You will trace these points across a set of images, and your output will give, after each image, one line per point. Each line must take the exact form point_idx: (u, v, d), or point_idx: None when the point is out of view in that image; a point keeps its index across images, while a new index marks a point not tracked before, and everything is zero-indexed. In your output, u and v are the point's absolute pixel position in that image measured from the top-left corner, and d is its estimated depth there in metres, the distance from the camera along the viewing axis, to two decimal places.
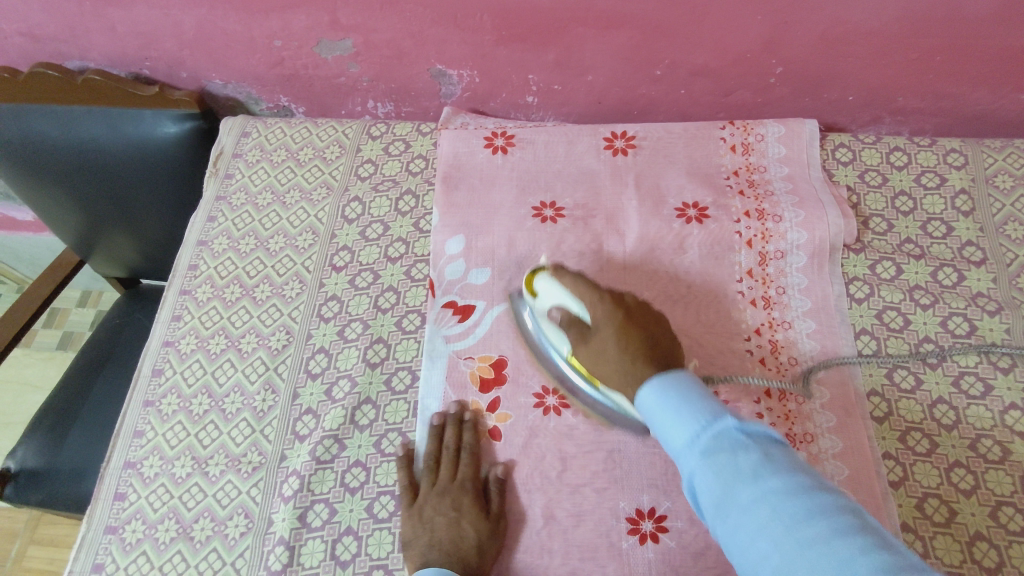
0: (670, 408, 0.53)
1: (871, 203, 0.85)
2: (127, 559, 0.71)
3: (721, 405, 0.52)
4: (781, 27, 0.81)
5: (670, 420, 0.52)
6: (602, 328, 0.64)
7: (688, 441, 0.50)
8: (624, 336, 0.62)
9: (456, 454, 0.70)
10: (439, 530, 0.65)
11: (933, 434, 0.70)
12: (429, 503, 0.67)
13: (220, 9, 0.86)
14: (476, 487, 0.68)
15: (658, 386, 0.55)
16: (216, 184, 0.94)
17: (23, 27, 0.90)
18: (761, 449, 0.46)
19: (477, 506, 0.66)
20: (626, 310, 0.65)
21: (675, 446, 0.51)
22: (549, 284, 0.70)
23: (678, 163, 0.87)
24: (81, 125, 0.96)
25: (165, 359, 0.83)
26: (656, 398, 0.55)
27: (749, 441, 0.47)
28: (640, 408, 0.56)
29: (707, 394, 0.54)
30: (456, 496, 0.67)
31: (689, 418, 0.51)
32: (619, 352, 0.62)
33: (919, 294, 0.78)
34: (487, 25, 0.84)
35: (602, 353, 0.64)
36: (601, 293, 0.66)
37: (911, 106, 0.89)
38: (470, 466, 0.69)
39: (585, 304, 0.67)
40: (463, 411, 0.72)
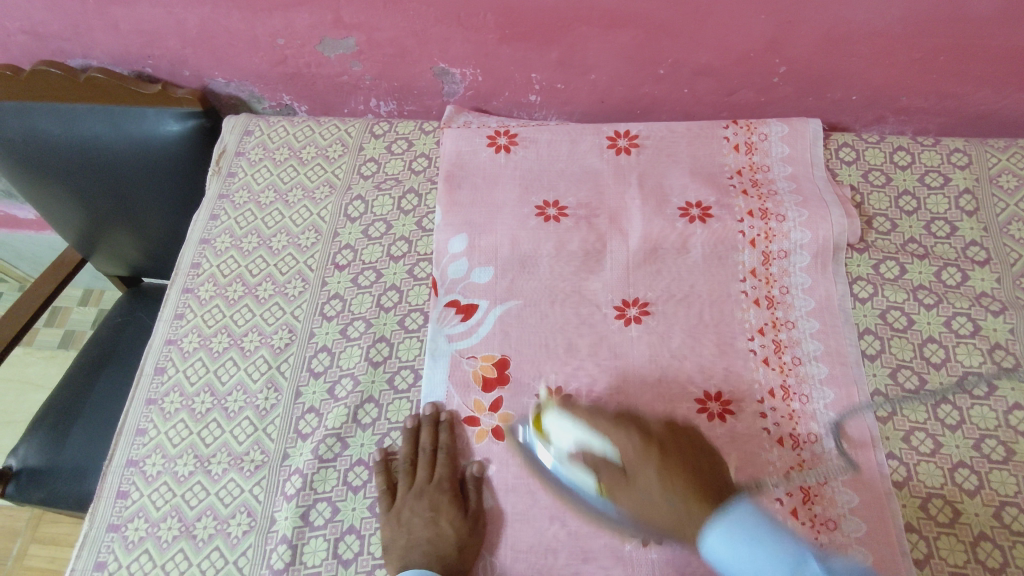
0: (747, 552, 0.53)
1: (874, 202, 0.85)
2: (129, 557, 0.71)
3: (794, 538, 0.53)
4: (785, 27, 0.81)
5: (749, 562, 0.53)
6: (643, 467, 0.61)
7: None
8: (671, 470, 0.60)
9: (433, 454, 0.71)
10: (417, 531, 0.67)
11: (938, 434, 0.70)
12: (407, 505, 0.68)
13: (224, 7, 0.86)
14: (453, 485, 0.69)
15: (721, 526, 0.55)
16: (219, 182, 0.94)
17: (26, 25, 0.90)
18: None
19: (454, 505, 0.67)
20: (657, 442, 0.63)
21: None
22: (563, 422, 0.65)
23: (681, 162, 0.87)
24: (84, 123, 0.96)
25: (168, 358, 0.82)
26: (722, 542, 0.54)
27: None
28: (707, 553, 0.56)
29: (776, 523, 0.55)
30: (433, 496, 0.68)
31: (772, 565, 0.52)
32: (670, 494, 0.59)
33: (923, 294, 0.78)
34: (491, 24, 0.84)
35: (655, 496, 0.59)
36: (628, 429, 0.63)
37: (915, 106, 0.89)
38: (446, 465, 0.70)
39: (612, 442, 0.63)
40: (437, 412, 0.73)
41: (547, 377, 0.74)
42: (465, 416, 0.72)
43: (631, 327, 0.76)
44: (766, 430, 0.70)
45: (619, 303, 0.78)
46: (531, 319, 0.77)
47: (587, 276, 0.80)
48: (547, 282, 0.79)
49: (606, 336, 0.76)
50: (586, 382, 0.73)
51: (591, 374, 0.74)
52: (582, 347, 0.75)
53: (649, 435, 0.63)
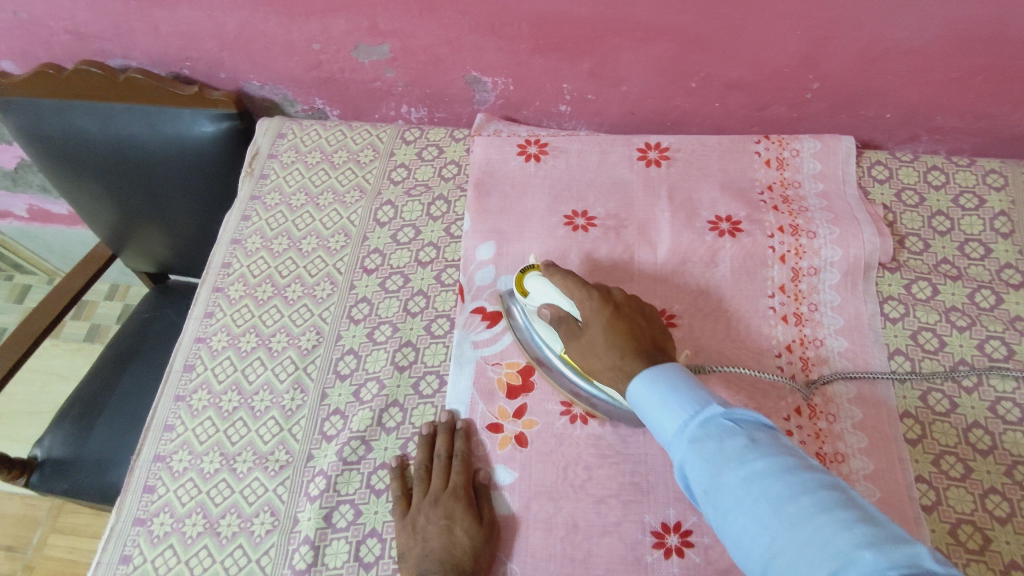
0: (659, 400, 0.56)
1: (907, 221, 0.84)
2: (154, 551, 0.72)
3: (707, 393, 0.56)
4: (821, 42, 0.80)
5: (660, 409, 0.56)
6: (593, 321, 0.65)
7: (680, 431, 0.54)
8: (615, 330, 0.64)
9: (447, 461, 0.70)
10: (432, 539, 0.65)
11: (968, 458, 0.69)
12: (422, 513, 0.68)
13: (262, 12, 0.87)
14: (467, 494, 0.68)
15: (647, 374, 0.59)
16: (252, 183, 0.95)
17: (69, 25, 0.92)
18: (745, 433, 0.50)
19: (468, 513, 0.66)
20: (614, 305, 0.66)
21: (668, 435, 0.55)
22: (542, 282, 0.69)
23: (711, 176, 0.86)
24: (122, 122, 0.97)
25: (197, 356, 0.83)
26: (643, 389, 0.58)
27: (734, 428, 0.51)
28: (631, 403, 0.60)
29: (690, 381, 0.58)
30: (447, 504, 0.67)
31: (678, 408, 0.55)
32: (609, 352, 0.63)
33: (956, 316, 0.77)
34: (525, 34, 0.85)
35: (595, 349, 0.64)
36: (592, 289, 0.67)
37: (950, 125, 0.88)
38: (460, 473, 0.69)
39: (575, 301, 0.67)
40: (454, 420, 0.73)
41: None
42: (490, 422, 0.72)
43: None
44: None
45: None
46: None
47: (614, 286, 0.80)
48: None
49: None
50: None
51: None
52: None
53: (610, 298, 0.67)
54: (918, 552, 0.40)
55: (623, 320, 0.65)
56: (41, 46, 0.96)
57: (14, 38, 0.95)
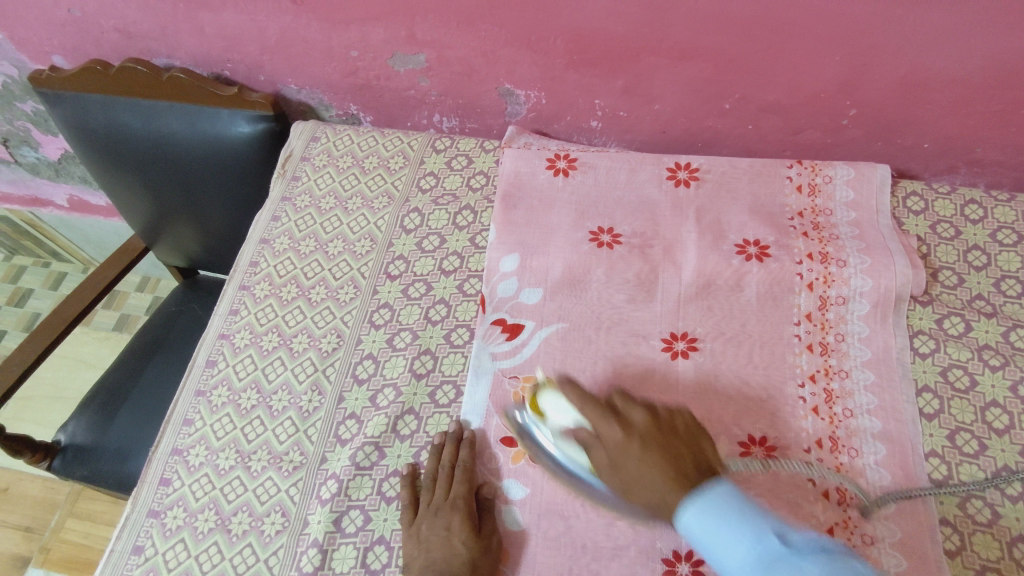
0: (716, 533, 0.51)
1: (941, 255, 0.82)
2: (165, 544, 0.72)
3: (767, 517, 0.50)
4: (860, 69, 0.79)
5: (718, 543, 0.50)
6: (622, 453, 0.58)
7: (742, 564, 0.48)
8: (647, 455, 0.57)
9: (450, 471, 0.70)
10: (433, 550, 0.65)
11: (996, 504, 0.66)
12: (425, 523, 0.67)
13: (304, 18, 0.89)
14: (467, 504, 0.68)
15: (695, 503, 0.53)
16: (283, 184, 0.97)
17: (119, 24, 0.95)
18: (818, 564, 0.45)
19: (466, 522, 0.66)
20: (640, 432, 0.59)
21: (731, 565, 0.49)
22: (557, 402, 0.65)
23: (740, 199, 0.85)
24: (163, 119, 1.00)
25: (219, 352, 0.85)
26: (700, 523, 0.52)
27: (805, 561, 0.46)
28: (684, 533, 0.53)
29: (744, 501, 0.52)
30: (447, 514, 0.67)
31: (737, 536, 0.49)
32: (649, 486, 0.56)
33: (989, 354, 0.74)
34: (560, 48, 0.85)
35: (635, 486, 0.57)
36: (609, 415, 0.60)
37: (990, 158, 0.86)
38: (462, 483, 0.69)
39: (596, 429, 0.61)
40: (461, 431, 0.73)
41: None
42: (504, 435, 0.72)
43: (678, 362, 0.75)
44: (812, 482, 0.68)
45: (667, 336, 0.77)
46: (577, 344, 0.77)
47: (636, 306, 0.79)
48: (596, 309, 0.79)
49: (651, 369, 0.75)
50: None
51: None
52: (626, 377, 0.74)
53: (632, 426, 0.59)
54: None
55: (654, 445, 0.58)
56: (92, 43, 0.99)
57: (67, 34, 0.99)
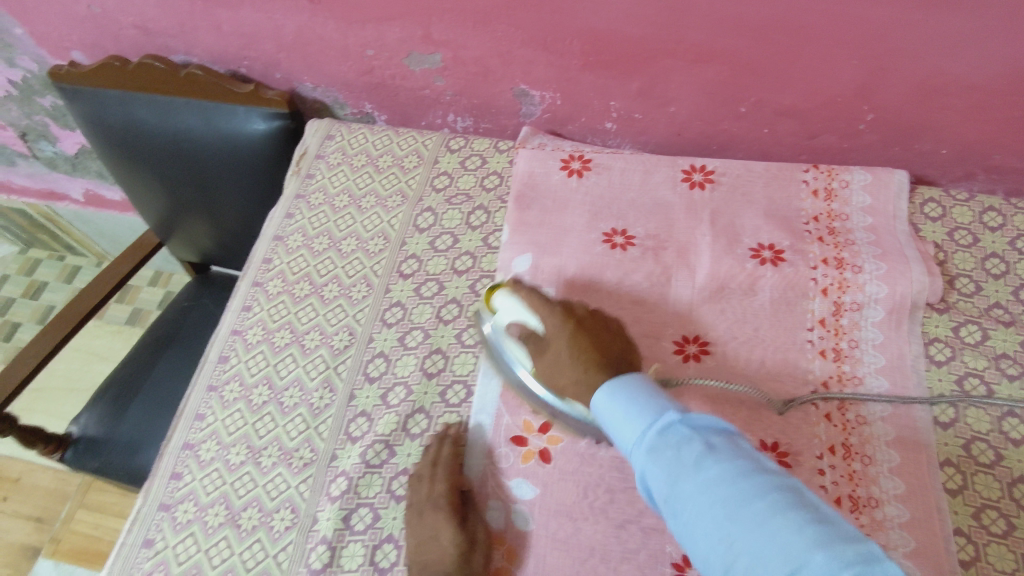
0: (621, 409, 0.54)
1: (958, 262, 0.81)
2: (176, 538, 0.73)
3: (668, 400, 0.53)
4: (877, 73, 0.79)
5: (622, 420, 0.54)
6: (556, 336, 0.64)
7: (635, 438, 0.51)
8: (577, 340, 0.63)
9: (432, 470, 0.70)
10: (423, 551, 0.65)
11: (1012, 514, 0.66)
12: (413, 524, 0.67)
13: (321, 17, 0.89)
14: (450, 501, 0.67)
15: (609, 384, 0.57)
16: (297, 182, 0.97)
17: (137, 20, 0.96)
18: (702, 438, 0.48)
19: (451, 518, 0.65)
20: (576, 320, 0.65)
21: (627, 442, 0.52)
22: (507, 299, 0.70)
23: (756, 203, 0.85)
24: (178, 115, 1.00)
25: (232, 348, 0.85)
26: (607, 402, 0.55)
27: (692, 434, 0.49)
28: (595, 412, 0.57)
29: (652, 390, 0.55)
30: (430, 514, 0.66)
31: (636, 414, 0.52)
32: (572, 362, 0.62)
33: (1006, 363, 0.74)
34: (576, 49, 0.85)
35: (559, 364, 0.63)
36: (555, 305, 0.66)
37: (1010, 165, 0.85)
38: (443, 481, 0.68)
39: (540, 318, 0.67)
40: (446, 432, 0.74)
41: None
42: (514, 434, 0.71)
43: (690, 365, 0.75)
44: (823, 488, 0.67)
45: (679, 339, 0.76)
46: None
47: (648, 308, 0.78)
48: (608, 309, 0.79)
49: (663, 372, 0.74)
50: None
51: None
52: None
53: (571, 313, 0.66)
54: (870, 550, 0.38)
55: (585, 332, 0.64)
56: (110, 40, 1.00)
57: (86, 31, 0.99)
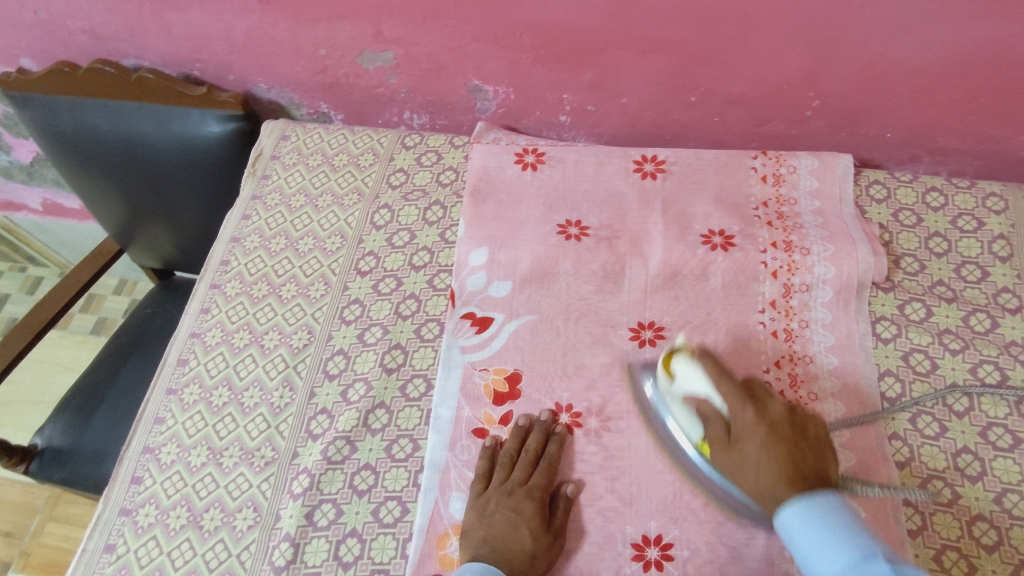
0: (817, 535, 0.54)
1: (903, 242, 0.84)
2: (137, 541, 0.73)
3: (874, 541, 0.53)
4: (820, 60, 0.81)
5: (817, 546, 0.54)
6: (747, 434, 0.61)
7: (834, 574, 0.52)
8: (771, 451, 0.59)
9: (535, 459, 0.69)
10: (496, 528, 0.65)
11: (956, 484, 0.68)
12: (494, 499, 0.67)
13: (271, 17, 0.89)
14: (543, 495, 0.67)
15: (804, 506, 0.56)
16: (254, 183, 0.97)
17: (86, 25, 0.95)
18: None
19: (538, 518, 0.65)
20: (772, 420, 0.61)
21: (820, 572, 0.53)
22: (690, 370, 0.66)
23: (706, 190, 0.87)
24: (131, 120, 0.99)
25: (191, 351, 0.85)
26: (800, 516, 0.55)
27: None
28: (778, 527, 0.57)
29: (852, 518, 0.55)
30: (520, 499, 0.67)
31: (837, 548, 0.53)
32: (764, 467, 0.59)
33: (949, 338, 0.76)
34: (526, 43, 0.86)
35: (745, 465, 0.60)
36: (748, 400, 0.62)
37: (951, 147, 0.88)
38: (544, 475, 0.68)
39: (728, 405, 0.63)
40: (553, 421, 0.72)
41: (557, 394, 0.74)
42: (475, 426, 0.73)
43: (645, 351, 0.76)
44: None
45: (634, 326, 0.78)
46: (546, 336, 0.77)
47: (605, 298, 0.80)
48: (564, 300, 0.80)
49: (619, 358, 0.76)
50: (596, 403, 0.73)
51: (604, 395, 0.74)
52: (594, 367, 0.75)
53: (766, 412, 0.61)
54: None
55: (784, 441, 0.60)
56: (59, 46, 0.99)
57: (34, 37, 0.98)
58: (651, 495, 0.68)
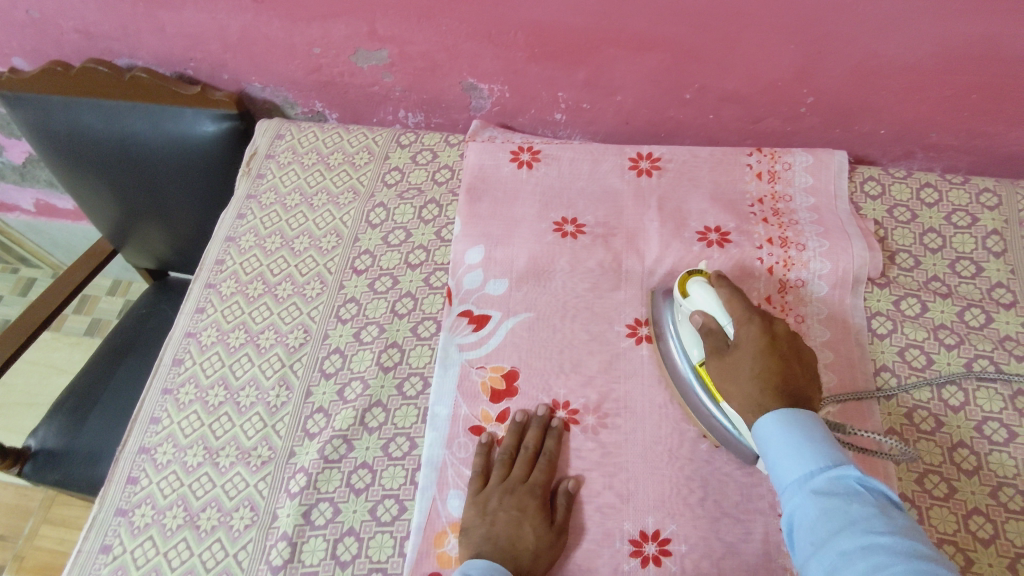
0: (789, 442, 0.56)
1: (898, 238, 0.84)
2: (134, 542, 0.72)
3: (841, 453, 0.55)
4: (814, 57, 0.81)
5: (787, 453, 0.55)
6: (746, 344, 0.63)
7: (800, 479, 0.54)
8: (765, 363, 0.61)
9: (534, 456, 0.70)
10: (498, 526, 0.65)
11: (952, 478, 0.68)
12: (495, 496, 0.67)
13: (265, 15, 0.89)
14: (544, 493, 0.68)
15: (784, 415, 0.57)
16: (248, 183, 0.97)
17: (78, 25, 0.94)
18: (875, 504, 0.49)
19: (540, 515, 0.65)
20: (773, 337, 0.63)
21: (786, 478, 0.55)
22: (704, 288, 0.68)
23: (702, 187, 0.87)
24: (125, 119, 0.99)
25: (186, 350, 0.84)
26: (776, 427, 0.57)
27: (864, 496, 0.50)
28: (755, 433, 0.59)
29: (825, 434, 0.56)
30: (522, 497, 0.67)
31: (807, 457, 0.54)
32: (753, 375, 0.61)
33: (944, 333, 0.76)
34: (521, 41, 0.86)
35: (738, 372, 0.62)
36: (756, 317, 0.64)
37: (945, 143, 0.88)
38: (544, 472, 0.68)
39: (735, 320, 0.65)
40: (550, 416, 0.72)
41: (555, 391, 0.74)
42: (473, 424, 0.73)
43: (642, 347, 0.76)
44: None
45: (631, 323, 0.78)
46: (543, 333, 0.77)
47: (601, 295, 0.80)
48: (561, 297, 0.80)
49: (616, 355, 0.76)
50: (594, 399, 0.73)
51: (601, 391, 0.74)
52: (591, 364, 0.75)
53: (771, 329, 0.63)
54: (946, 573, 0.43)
55: (776, 355, 0.62)
56: (52, 45, 0.99)
57: (25, 36, 0.98)
58: (649, 492, 0.68)
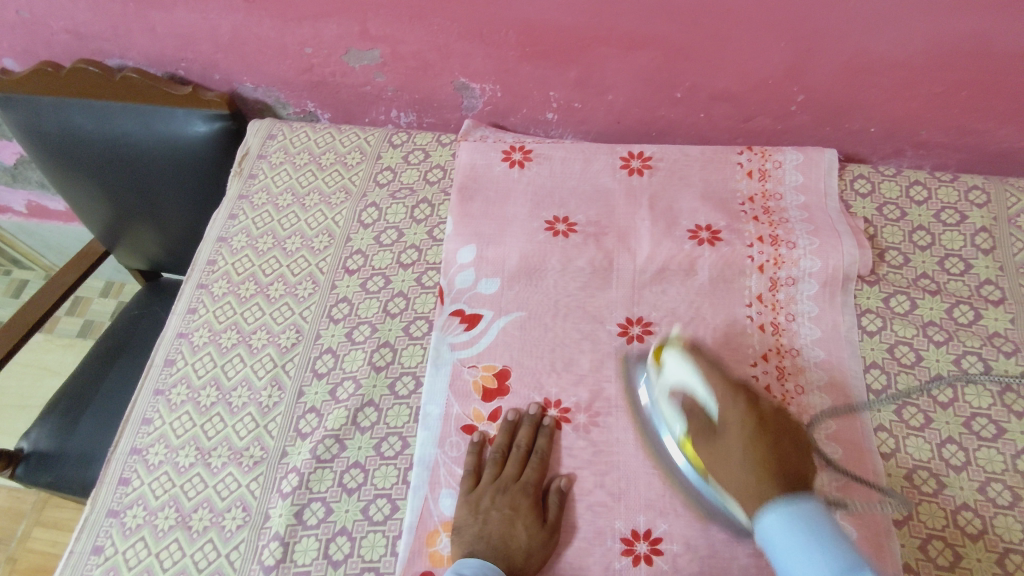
0: (799, 543, 0.52)
1: (888, 235, 0.85)
2: (125, 543, 0.72)
3: (849, 546, 0.53)
4: (804, 55, 0.81)
5: (799, 554, 0.52)
6: (733, 426, 0.63)
7: None
8: (757, 446, 0.60)
9: (526, 454, 0.70)
10: (492, 525, 0.65)
11: (941, 474, 0.68)
12: (487, 495, 0.67)
13: (257, 15, 0.89)
14: (537, 491, 0.68)
15: (785, 511, 0.55)
16: (240, 183, 0.97)
17: (69, 25, 0.94)
18: None
19: (533, 514, 0.66)
20: (760, 415, 0.63)
21: None
22: (677, 359, 0.67)
23: (693, 186, 0.87)
24: (115, 120, 0.99)
25: (178, 351, 0.84)
26: (782, 524, 0.54)
27: None
28: (760, 532, 0.56)
29: (832, 529, 0.54)
30: (515, 496, 0.67)
31: (825, 557, 0.51)
32: (747, 461, 0.60)
33: (933, 330, 0.77)
34: (512, 41, 0.86)
35: (730, 456, 0.62)
36: (739, 393, 0.64)
37: (934, 140, 0.89)
38: (536, 470, 0.69)
39: (715, 395, 0.65)
40: (542, 414, 0.73)
41: (546, 390, 0.74)
42: (464, 423, 0.73)
43: (633, 346, 0.76)
44: None
45: (623, 322, 0.78)
46: (535, 332, 0.77)
47: (593, 293, 0.80)
48: (552, 296, 0.80)
49: (607, 353, 0.76)
50: (586, 398, 0.73)
51: (592, 390, 0.74)
52: (582, 363, 0.75)
53: (757, 408, 0.64)
54: None
55: (766, 436, 0.61)
56: (42, 46, 0.99)
57: (16, 37, 0.98)
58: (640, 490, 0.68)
